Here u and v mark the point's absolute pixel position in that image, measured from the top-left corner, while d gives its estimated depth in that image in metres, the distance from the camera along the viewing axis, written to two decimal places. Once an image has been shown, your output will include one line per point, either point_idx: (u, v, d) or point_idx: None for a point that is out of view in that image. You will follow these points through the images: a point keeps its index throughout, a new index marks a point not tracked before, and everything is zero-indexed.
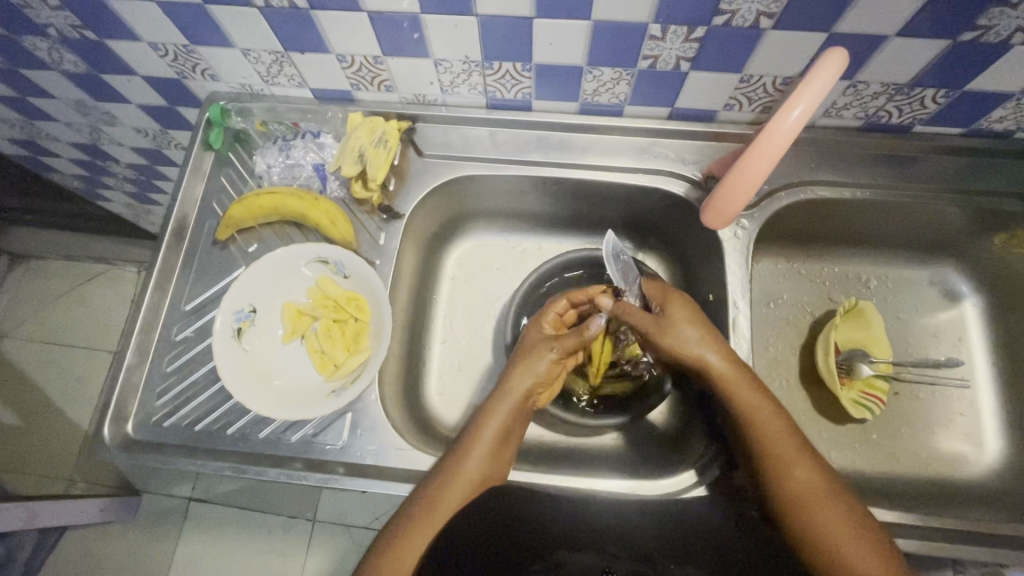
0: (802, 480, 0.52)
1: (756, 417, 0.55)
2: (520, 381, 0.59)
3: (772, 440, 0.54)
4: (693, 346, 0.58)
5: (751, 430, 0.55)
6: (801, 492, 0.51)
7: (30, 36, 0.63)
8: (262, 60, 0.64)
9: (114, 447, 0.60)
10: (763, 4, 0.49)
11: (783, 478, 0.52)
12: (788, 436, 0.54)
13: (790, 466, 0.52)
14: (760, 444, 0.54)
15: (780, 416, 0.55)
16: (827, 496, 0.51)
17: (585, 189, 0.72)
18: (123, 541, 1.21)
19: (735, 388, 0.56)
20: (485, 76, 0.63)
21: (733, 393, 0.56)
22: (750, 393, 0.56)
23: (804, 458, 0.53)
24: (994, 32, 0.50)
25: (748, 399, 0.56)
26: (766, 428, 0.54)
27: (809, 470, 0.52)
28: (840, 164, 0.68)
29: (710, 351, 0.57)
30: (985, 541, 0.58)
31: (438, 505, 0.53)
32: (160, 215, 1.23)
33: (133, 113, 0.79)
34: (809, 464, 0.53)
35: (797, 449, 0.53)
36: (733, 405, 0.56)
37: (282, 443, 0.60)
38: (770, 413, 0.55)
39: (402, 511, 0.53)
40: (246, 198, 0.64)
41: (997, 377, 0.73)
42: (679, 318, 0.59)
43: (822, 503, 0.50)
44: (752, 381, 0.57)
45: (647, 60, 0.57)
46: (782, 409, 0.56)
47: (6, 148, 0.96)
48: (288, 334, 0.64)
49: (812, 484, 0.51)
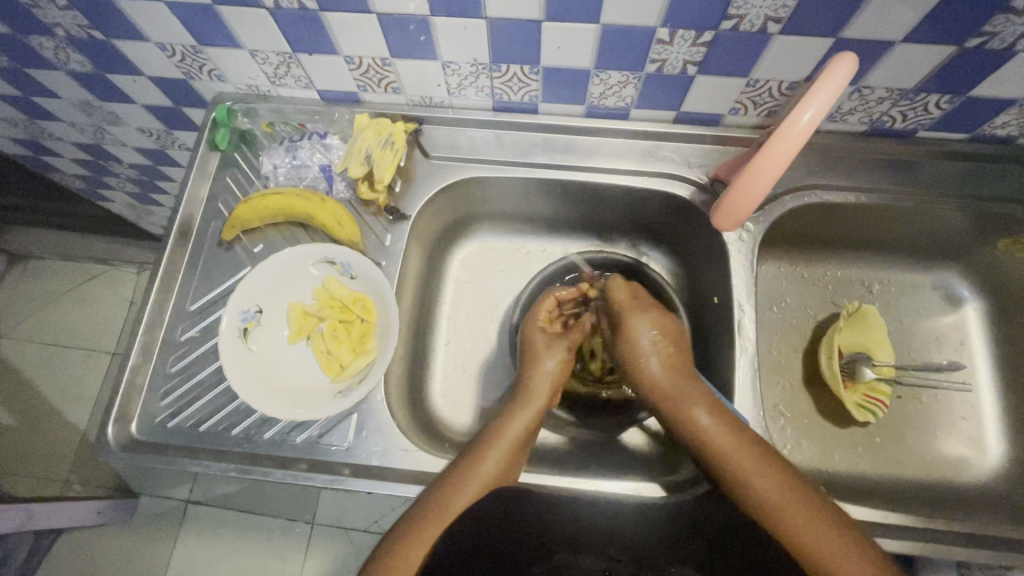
0: (768, 493, 0.50)
1: (709, 437, 0.53)
2: (541, 383, 0.60)
3: (729, 459, 0.52)
4: (648, 367, 0.57)
5: (706, 452, 0.53)
6: (770, 505, 0.50)
7: (36, 35, 0.63)
8: (270, 61, 0.64)
9: (117, 448, 0.60)
10: (771, 9, 0.50)
11: (748, 496, 0.51)
12: (746, 448, 0.52)
13: (752, 482, 0.50)
14: (717, 465, 0.52)
15: (733, 427, 0.53)
16: (796, 504, 0.49)
17: (591, 191, 0.73)
18: (120, 543, 1.20)
19: (683, 410, 0.55)
20: (493, 78, 0.63)
21: (683, 414, 0.55)
22: (700, 412, 0.54)
23: (766, 467, 0.51)
24: (999, 38, 0.50)
25: (696, 420, 0.54)
26: (720, 447, 0.52)
27: (774, 478, 0.50)
28: (844, 169, 0.68)
29: (657, 372, 0.56)
30: (990, 544, 0.58)
31: (421, 529, 0.51)
32: (162, 216, 1.22)
33: (137, 113, 0.78)
34: (773, 471, 0.51)
35: (758, 459, 0.51)
36: (685, 429, 0.54)
37: (287, 444, 0.60)
38: (721, 429, 0.53)
39: (385, 545, 0.51)
40: (250, 198, 0.64)
41: (999, 382, 0.74)
42: (639, 335, 0.57)
43: (792, 513, 0.49)
44: (698, 396, 0.55)
45: (655, 64, 0.57)
46: (733, 418, 0.54)
47: (7, 147, 0.95)
48: (294, 334, 0.64)
49: (779, 494, 0.49)
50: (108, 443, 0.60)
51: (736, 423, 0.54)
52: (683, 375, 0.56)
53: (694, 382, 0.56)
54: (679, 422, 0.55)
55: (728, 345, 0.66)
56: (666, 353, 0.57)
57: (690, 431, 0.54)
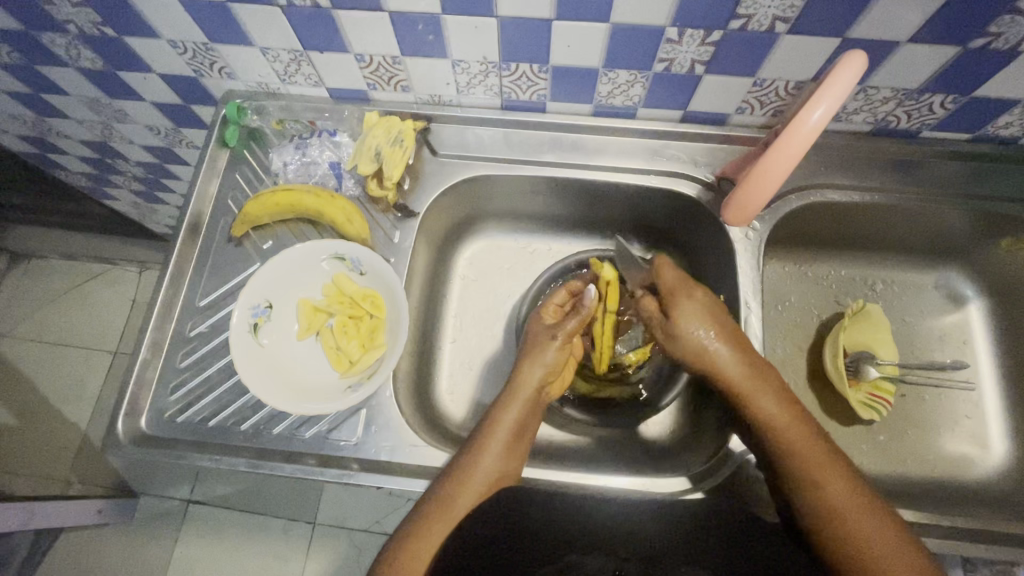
0: (836, 489, 0.50)
1: (778, 425, 0.53)
2: (531, 374, 0.59)
3: (799, 449, 0.52)
4: (712, 348, 0.56)
5: (775, 439, 0.53)
6: (835, 502, 0.50)
7: (48, 32, 0.64)
8: (281, 59, 0.64)
9: (126, 442, 0.60)
10: (778, 9, 0.50)
11: (814, 491, 0.50)
12: (813, 441, 0.52)
13: (819, 476, 0.51)
14: (784, 454, 0.52)
15: (797, 418, 0.54)
16: (861, 504, 0.49)
17: (597, 190, 0.73)
18: (120, 543, 1.19)
19: (754, 395, 0.54)
20: (502, 77, 0.64)
21: (752, 399, 0.54)
22: (769, 399, 0.54)
23: (833, 467, 0.51)
24: (1003, 39, 0.51)
25: (766, 406, 0.54)
26: (788, 437, 0.53)
27: (841, 476, 0.51)
28: (850, 168, 0.69)
29: (728, 354, 0.55)
30: (994, 540, 0.58)
31: (431, 523, 0.52)
32: (166, 215, 1.23)
33: (146, 111, 0.79)
34: (839, 469, 0.51)
35: (826, 455, 0.52)
36: (752, 413, 0.54)
37: (296, 439, 0.60)
38: (790, 419, 0.53)
39: (401, 533, 0.52)
40: (260, 195, 0.64)
41: (1002, 380, 0.74)
42: (688, 315, 0.56)
43: (856, 513, 0.49)
44: (772, 384, 0.55)
45: (663, 63, 0.58)
46: (801, 412, 0.55)
47: (14, 144, 0.96)
48: (303, 330, 0.64)
49: (840, 490, 0.50)
50: (117, 438, 0.60)
51: (804, 417, 0.54)
52: (756, 361, 0.56)
53: (768, 370, 0.56)
54: (748, 406, 0.55)
55: None
56: (733, 337, 0.56)
57: (759, 417, 0.54)
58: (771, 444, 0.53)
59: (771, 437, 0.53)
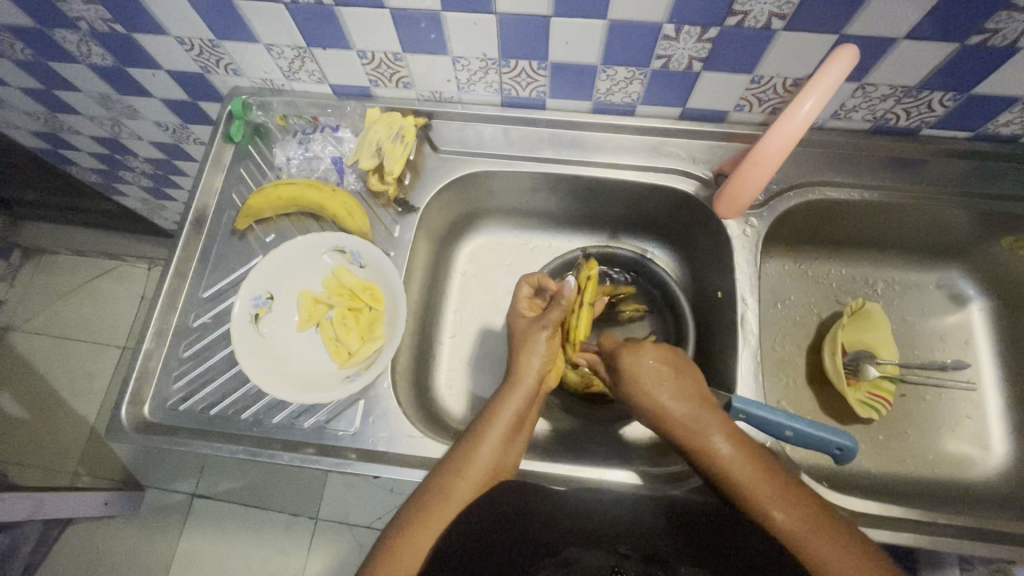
0: (788, 514, 0.49)
1: (727, 463, 0.52)
2: (529, 370, 0.60)
3: (746, 481, 0.51)
4: (659, 397, 0.55)
5: (724, 477, 0.52)
6: (792, 531, 0.48)
7: (61, 29, 0.65)
8: (285, 56, 0.65)
9: (129, 429, 0.61)
10: (774, 5, 0.51)
11: (773, 522, 0.49)
12: (760, 468, 0.52)
13: (773, 505, 0.49)
14: (737, 488, 0.51)
15: (749, 452, 0.52)
16: (822, 529, 0.48)
17: (596, 188, 0.74)
18: (125, 535, 1.21)
19: (702, 435, 0.53)
20: (502, 74, 0.64)
21: (701, 442, 0.53)
22: (719, 438, 0.53)
23: (788, 496, 0.50)
24: (1001, 35, 0.51)
25: (716, 447, 0.53)
26: (739, 473, 0.51)
27: (794, 504, 0.49)
28: (849, 166, 0.69)
29: (672, 400, 0.54)
30: (991, 538, 0.58)
31: (414, 532, 0.51)
32: (174, 211, 1.25)
33: (155, 107, 0.80)
34: (791, 494, 0.50)
35: (774, 482, 0.51)
36: (703, 456, 0.53)
37: (295, 428, 0.61)
38: (740, 454, 0.52)
39: (382, 546, 0.52)
40: (264, 188, 0.65)
41: (1003, 381, 0.74)
42: (644, 366, 0.56)
43: (812, 535, 0.47)
44: (716, 423, 0.54)
45: (661, 59, 0.59)
46: (751, 444, 0.53)
47: (28, 140, 0.98)
48: (304, 322, 0.65)
49: (793, 516, 0.49)
50: (120, 424, 0.61)
51: (754, 449, 0.53)
52: (701, 401, 0.55)
53: (713, 409, 0.54)
54: (697, 447, 0.53)
55: (732, 338, 0.66)
56: (678, 383, 0.56)
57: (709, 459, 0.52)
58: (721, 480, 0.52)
59: (722, 476, 0.52)
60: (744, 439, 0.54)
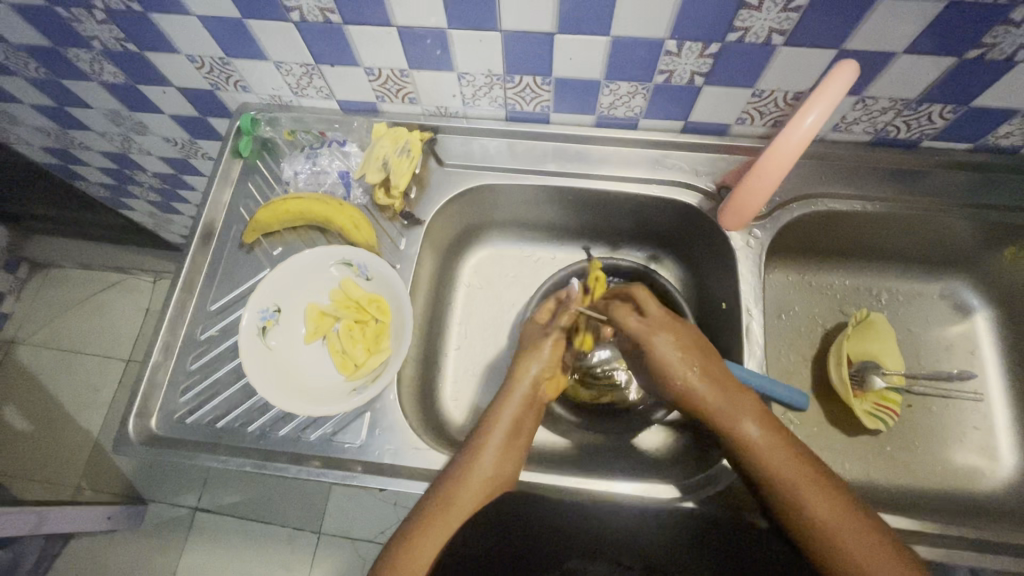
0: (820, 505, 0.49)
1: (761, 449, 0.52)
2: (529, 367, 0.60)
3: (779, 470, 0.50)
4: (688, 379, 0.54)
5: (759, 465, 0.51)
6: (820, 516, 0.48)
7: (75, 48, 0.66)
8: (294, 72, 0.66)
9: (136, 442, 0.61)
10: (775, 21, 0.52)
11: (804, 515, 0.49)
12: (795, 455, 0.51)
13: (807, 494, 0.49)
14: (770, 477, 0.51)
15: (781, 439, 0.52)
16: (853, 518, 0.48)
17: (599, 200, 0.74)
18: (126, 550, 1.20)
19: (736, 420, 0.53)
20: (507, 89, 0.65)
21: (734, 427, 0.53)
22: (750, 422, 0.53)
23: (820, 487, 0.50)
24: (998, 49, 0.52)
25: (749, 433, 0.52)
26: (773, 460, 0.51)
27: (827, 492, 0.49)
28: (851, 177, 0.69)
29: (706, 383, 0.54)
30: (1003, 551, 0.58)
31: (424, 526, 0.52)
32: (181, 224, 1.26)
33: (164, 123, 0.81)
34: (823, 484, 0.50)
35: (808, 473, 0.50)
36: (736, 441, 0.52)
37: (301, 441, 0.61)
38: (774, 441, 0.52)
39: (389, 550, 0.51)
40: (274, 203, 0.66)
41: (1010, 392, 0.74)
42: (667, 351, 0.55)
43: (845, 527, 0.48)
44: (749, 407, 0.53)
45: (663, 75, 0.59)
46: (782, 430, 0.53)
47: (39, 156, 0.99)
48: (311, 334, 0.65)
49: (826, 506, 0.49)
50: (127, 437, 0.61)
51: (787, 436, 0.53)
52: (730, 385, 0.54)
53: (744, 393, 0.54)
54: (730, 433, 0.53)
55: (738, 349, 0.66)
56: (708, 367, 0.55)
57: (743, 443, 0.52)
58: (755, 468, 0.51)
59: (751, 459, 0.52)
60: (779, 427, 0.53)
